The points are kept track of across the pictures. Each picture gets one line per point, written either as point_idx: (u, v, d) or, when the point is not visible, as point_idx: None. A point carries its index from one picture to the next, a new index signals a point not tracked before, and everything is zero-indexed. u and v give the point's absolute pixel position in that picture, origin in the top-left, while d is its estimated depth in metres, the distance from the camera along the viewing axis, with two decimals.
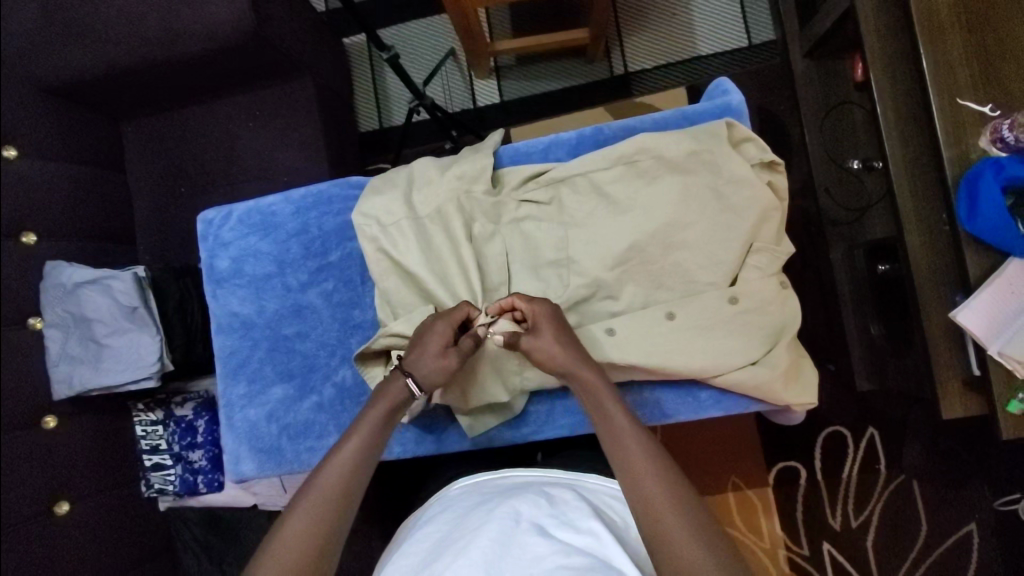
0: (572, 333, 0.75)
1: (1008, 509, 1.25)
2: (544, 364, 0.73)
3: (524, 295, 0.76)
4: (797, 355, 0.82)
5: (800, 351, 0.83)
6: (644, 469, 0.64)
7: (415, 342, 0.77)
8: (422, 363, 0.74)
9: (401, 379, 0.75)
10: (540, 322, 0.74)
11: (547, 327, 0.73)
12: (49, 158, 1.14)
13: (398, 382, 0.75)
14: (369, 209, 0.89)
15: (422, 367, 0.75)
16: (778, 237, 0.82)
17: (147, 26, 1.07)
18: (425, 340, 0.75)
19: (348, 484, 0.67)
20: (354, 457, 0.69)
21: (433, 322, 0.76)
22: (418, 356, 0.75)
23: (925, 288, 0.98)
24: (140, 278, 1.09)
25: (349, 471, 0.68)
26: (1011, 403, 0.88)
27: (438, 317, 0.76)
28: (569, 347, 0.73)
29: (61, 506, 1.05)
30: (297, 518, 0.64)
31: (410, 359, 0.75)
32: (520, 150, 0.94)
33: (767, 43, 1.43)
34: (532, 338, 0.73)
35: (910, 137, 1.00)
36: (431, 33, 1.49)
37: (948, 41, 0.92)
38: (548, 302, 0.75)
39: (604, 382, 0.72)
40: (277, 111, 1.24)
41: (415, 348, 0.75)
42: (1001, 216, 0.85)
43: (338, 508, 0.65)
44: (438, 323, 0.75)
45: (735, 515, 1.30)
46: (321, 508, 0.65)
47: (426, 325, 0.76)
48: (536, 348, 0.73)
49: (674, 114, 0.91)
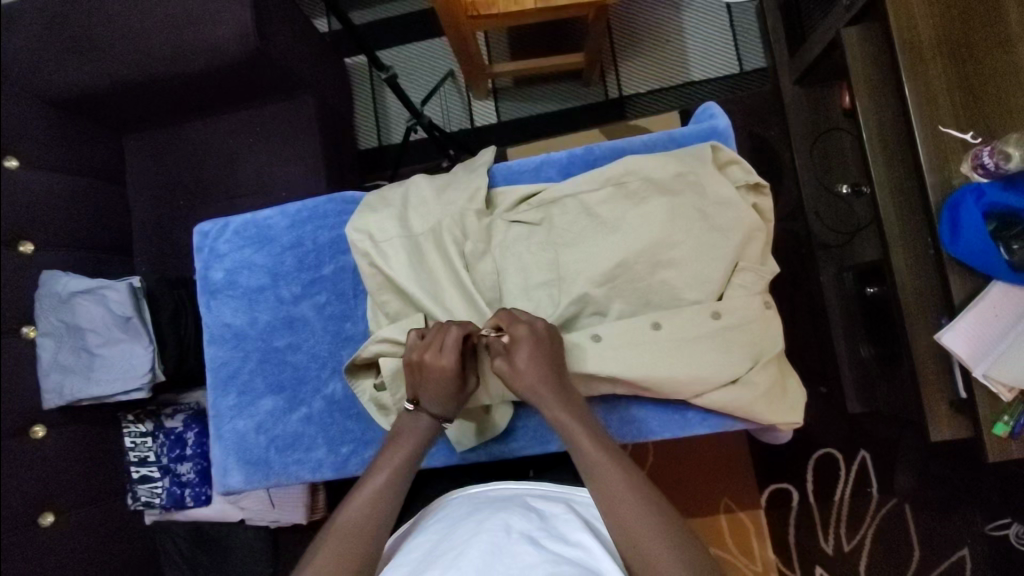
0: (553, 351, 0.75)
1: (999, 534, 1.25)
2: (522, 391, 0.74)
3: (510, 315, 0.76)
4: (783, 372, 0.83)
5: (785, 369, 0.84)
6: (622, 495, 0.65)
7: (422, 379, 0.76)
8: (441, 399, 0.77)
9: (424, 417, 0.77)
10: (518, 347, 0.74)
11: (525, 353, 0.73)
12: (51, 169, 1.16)
13: (421, 420, 0.77)
14: (364, 225, 0.89)
15: (442, 405, 0.77)
16: (762, 256, 0.83)
17: (152, 43, 1.10)
18: (433, 377, 0.75)
19: (375, 516, 0.69)
20: (376, 493, 0.70)
21: (437, 355, 0.74)
22: (436, 398, 0.76)
23: (911, 311, 1.00)
24: (134, 288, 1.10)
25: (372, 507, 0.69)
26: (998, 426, 0.89)
27: (445, 353, 0.74)
28: (544, 376, 0.73)
29: (46, 518, 1.04)
30: (325, 552, 0.65)
31: (425, 400, 0.77)
32: (512, 168, 0.96)
33: (758, 70, 1.47)
34: (513, 361, 0.74)
35: (893, 162, 1.03)
36: (431, 55, 1.53)
37: (930, 70, 0.95)
38: (527, 321, 0.75)
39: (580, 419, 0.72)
40: (277, 127, 1.26)
41: (429, 388, 0.76)
42: (982, 240, 0.87)
43: (366, 543, 0.66)
44: (446, 359, 0.74)
45: (727, 538, 1.29)
46: (347, 543, 0.65)
47: (422, 359, 0.75)
48: (514, 372, 0.74)
49: (662, 137, 0.93)
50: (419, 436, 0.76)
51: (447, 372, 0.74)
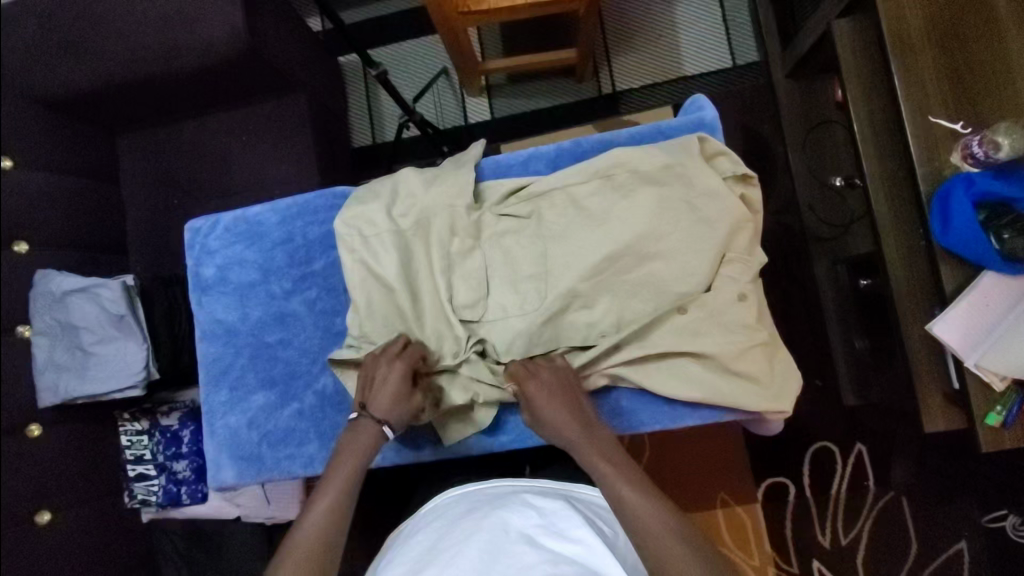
0: (574, 394, 0.77)
1: (996, 526, 1.25)
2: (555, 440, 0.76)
3: (523, 368, 0.79)
4: (773, 341, 0.81)
5: (777, 338, 0.82)
6: (652, 525, 0.64)
7: (372, 382, 0.80)
8: (388, 405, 0.79)
9: (365, 424, 0.78)
10: (538, 401, 0.76)
11: (546, 404, 0.76)
12: (46, 169, 1.16)
13: (363, 428, 0.78)
14: (353, 219, 0.89)
15: (389, 411, 0.79)
16: (750, 247, 0.83)
17: (142, 42, 1.10)
18: (383, 380, 0.79)
19: (328, 530, 0.69)
20: (327, 508, 0.71)
21: (388, 359, 0.81)
22: (385, 400, 0.79)
23: (903, 302, 0.99)
24: (128, 286, 1.10)
25: (327, 520, 0.70)
26: (989, 416, 0.89)
27: (397, 358, 0.80)
28: (569, 423, 0.75)
29: (42, 516, 1.05)
30: (282, 570, 0.65)
31: (375, 404, 0.79)
32: (501, 162, 0.95)
33: (750, 63, 1.47)
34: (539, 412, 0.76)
35: (884, 153, 1.03)
36: (423, 53, 1.53)
37: (919, 60, 0.95)
38: (541, 374, 0.77)
39: (609, 456, 0.72)
40: (270, 126, 1.26)
41: (378, 392, 0.79)
42: (972, 230, 0.87)
43: (322, 557, 0.67)
44: (398, 362, 0.80)
45: (725, 532, 1.28)
46: (304, 561, 0.66)
47: (375, 363, 0.81)
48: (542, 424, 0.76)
49: (650, 128, 0.93)
50: (363, 446, 0.77)
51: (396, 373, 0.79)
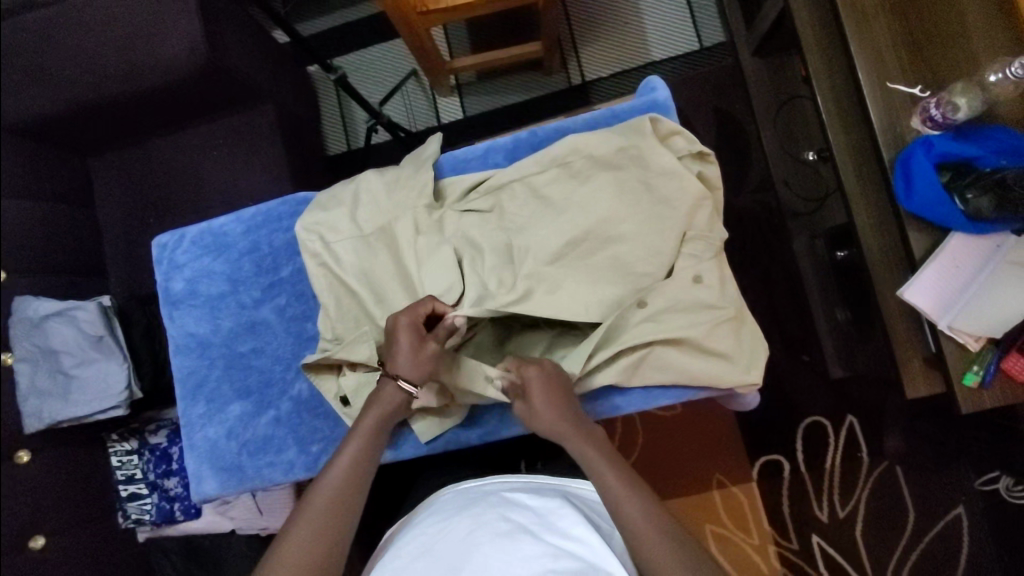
0: (570, 393, 0.75)
1: (991, 489, 1.25)
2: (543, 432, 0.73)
3: (519, 357, 0.75)
4: (740, 310, 0.82)
5: (743, 309, 0.83)
6: (642, 524, 0.63)
7: (388, 342, 0.75)
8: (404, 363, 0.74)
9: (388, 382, 0.76)
10: (534, 392, 0.72)
11: (542, 399, 0.72)
12: (19, 196, 1.17)
13: (387, 387, 0.76)
14: (314, 223, 0.90)
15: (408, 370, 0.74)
16: (712, 224, 0.83)
17: (105, 63, 1.11)
18: (395, 339, 0.74)
19: (349, 489, 0.70)
20: (351, 464, 0.72)
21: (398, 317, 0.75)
22: (404, 360, 0.74)
23: (879, 270, 0.98)
24: (105, 307, 1.13)
25: (348, 478, 0.70)
26: (967, 376, 0.89)
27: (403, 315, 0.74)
28: (568, 416, 0.72)
29: (36, 541, 1.05)
30: (301, 528, 0.65)
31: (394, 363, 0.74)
32: (459, 158, 0.96)
33: (717, 44, 1.47)
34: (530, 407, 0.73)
35: (849, 123, 1.02)
36: (390, 57, 1.54)
37: (874, 27, 0.95)
38: (540, 368, 0.73)
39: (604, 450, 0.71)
40: (239, 138, 1.27)
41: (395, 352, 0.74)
42: (936, 191, 0.87)
43: (341, 516, 0.67)
44: (407, 320, 0.74)
45: (722, 512, 1.29)
46: (323, 521, 0.66)
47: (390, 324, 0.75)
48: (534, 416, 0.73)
49: (604, 113, 0.93)
50: (386, 406, 0.76)
51: (408, 334, 0.74)
